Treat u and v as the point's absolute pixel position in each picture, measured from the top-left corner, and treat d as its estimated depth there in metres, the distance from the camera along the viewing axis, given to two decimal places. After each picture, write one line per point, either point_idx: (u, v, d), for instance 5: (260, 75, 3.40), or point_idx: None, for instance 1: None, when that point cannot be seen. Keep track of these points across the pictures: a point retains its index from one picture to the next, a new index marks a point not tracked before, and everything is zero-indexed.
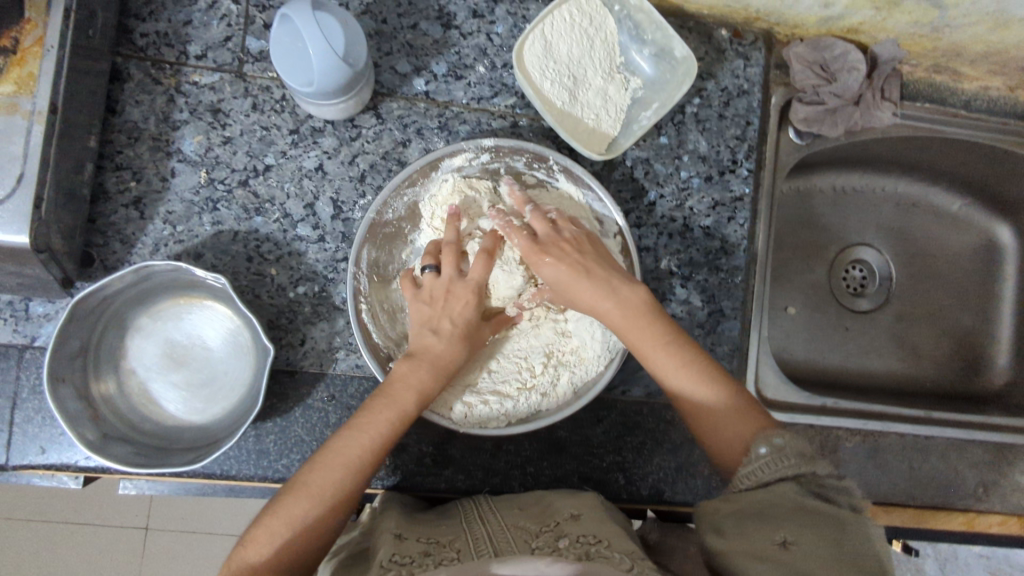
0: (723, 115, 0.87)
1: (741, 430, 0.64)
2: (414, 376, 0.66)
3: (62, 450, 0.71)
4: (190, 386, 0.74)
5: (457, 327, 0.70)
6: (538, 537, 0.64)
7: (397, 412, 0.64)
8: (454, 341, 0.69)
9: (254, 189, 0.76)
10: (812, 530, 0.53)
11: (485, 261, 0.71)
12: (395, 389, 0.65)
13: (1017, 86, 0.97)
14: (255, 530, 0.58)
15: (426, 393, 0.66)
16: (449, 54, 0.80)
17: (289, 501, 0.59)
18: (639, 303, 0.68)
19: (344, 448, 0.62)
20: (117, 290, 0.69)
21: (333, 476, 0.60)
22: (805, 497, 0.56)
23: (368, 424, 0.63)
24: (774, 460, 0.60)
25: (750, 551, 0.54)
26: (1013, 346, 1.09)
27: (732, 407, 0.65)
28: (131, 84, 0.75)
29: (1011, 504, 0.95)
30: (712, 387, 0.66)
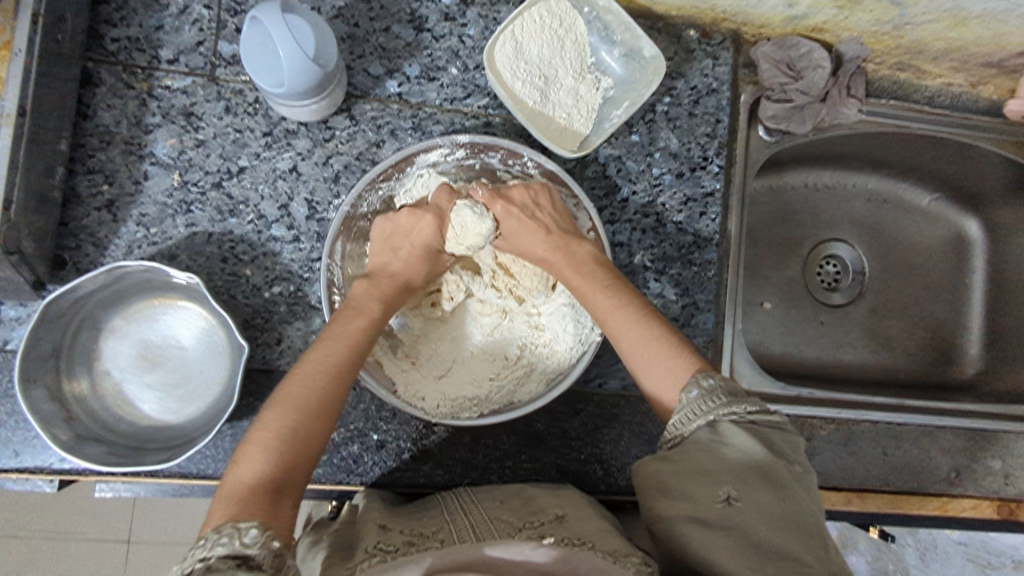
0: (693, 113, 0.88)
1: (674, 365, 0.65)
2: (375, 291, 0.69)
3: (37, 454, 0.71)
4: (165, 386, 0.74)
5: (417, 249, 0.72)
6: (521, 531, 0.64)
7: (366, 320, 0.66)
8: (413, 259, 0.72)
9: (228, 190, 0.77)
10: (755, 486, 0.55)
11: (449, 194, 0.75)
12: (359, 303, 0.68)
13: (979, 82, 0.99)
14: (245, 449, 0.55)
15: (387, 307, 0.69)
16: (422, 56, 0.81)
17: (276, 412, 0.57)
18: (584, 255, 0.73)
19: (320, 357, 0.62)
20: (89, 291, 0.69)
21: (317, 382, 0.59)
22: (747, 451, 0.57)
23: (337, 335, 0.64)
24: (704, 403, 0.61)
25: (696, 513, 0.55)
26: (983, 336, 1.11)
27: (666, 347, 0.66)
28: (103, 89, 0.75)
29: (984, 488, 0.97)
30: (646, 328, 0.67)
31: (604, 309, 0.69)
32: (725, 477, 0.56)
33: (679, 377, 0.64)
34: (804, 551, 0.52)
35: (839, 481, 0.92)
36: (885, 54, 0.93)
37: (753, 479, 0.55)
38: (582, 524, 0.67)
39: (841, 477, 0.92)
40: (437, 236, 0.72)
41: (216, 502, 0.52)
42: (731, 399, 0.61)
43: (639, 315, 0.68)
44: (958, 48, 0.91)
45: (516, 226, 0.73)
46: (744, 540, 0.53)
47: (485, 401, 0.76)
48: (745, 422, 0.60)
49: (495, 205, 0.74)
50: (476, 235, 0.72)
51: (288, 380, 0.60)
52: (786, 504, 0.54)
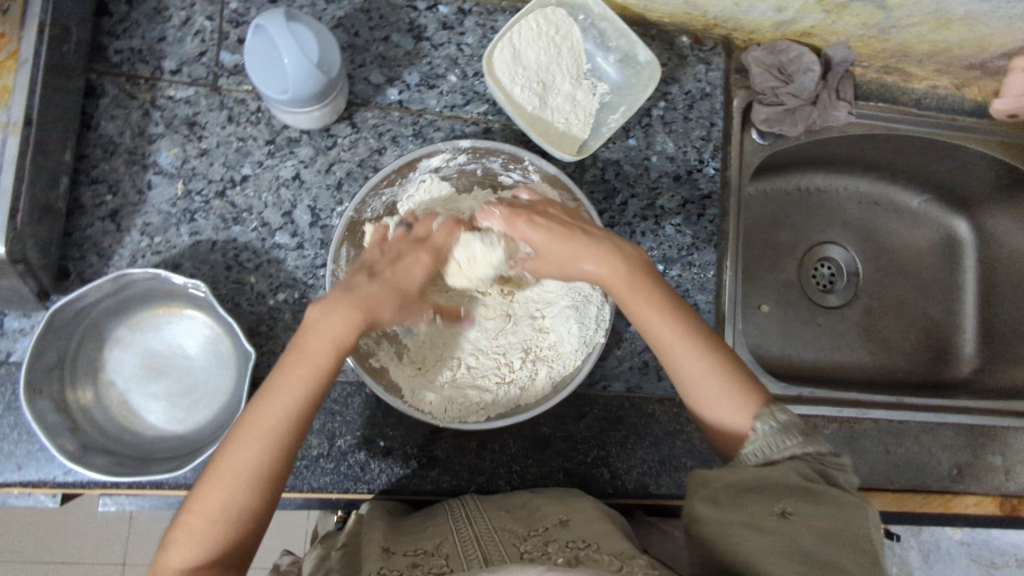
0: (688, 117, 0.90)
1: (739, 396, 0.64)
2: (332, 326, 0.60)
3: (40, 467, 0.70)
4: (170, 395, 0.74)
5: (398, 279, 0.66)
6: (526, 541, 0.64)
7: (312, 367, 0.59)
8: (388, 287, 0.65)
9: (231, 198, 0.77)
10: (812, 505, 0.55)
11: (451, 227, 0.73)
12: (309, 343, 0.60)
13: (963, 84, 1.02)
14: (177, 532, 0.54)
15: (343, 339, 0.60)
16: (421, 65, 0.83)
17: (205, 493, 0.55)
18: (639, 265, 0.69)
19: (257, 419, 0.57)
20: (94, 300, 0.69)
21: (250, 453, 0.56)
22: (808, 477, 0.57)
23: (283, 387, 0.59)
24: (778, 439, 0.60)
25: (749, 523, 0.55)
26: (977, 334, 1.13)
27: (726, 376, 0.64)
28: (106, 100, 0.76)
29: (986, 485, 0.97)
30: (711, 356, 0.65)
31: (664, 332, 0.67)
32: (782, 493, 0.56)
33: (746, 409, 0.63)
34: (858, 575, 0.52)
35: None
36: (871, 58, 0.96)
37: (810, 499, 0.56)
38: (587, 526, 0.67)
39: None
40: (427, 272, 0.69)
41: None
42: (804, 438, 0.60)
43: (701, 342, 0.66)
44: (942, 51, 0.93)
45: (554, 242, 0.68)
46: (794, 552, 0.53)
47: (491, 404, 0.76)
48: (811, 457, 0.60)
49: (518, 223, 0.69)
50: (485, 265, 0.72)
51: (224, 449, 0.56)
52: (844, 526, 0.54)
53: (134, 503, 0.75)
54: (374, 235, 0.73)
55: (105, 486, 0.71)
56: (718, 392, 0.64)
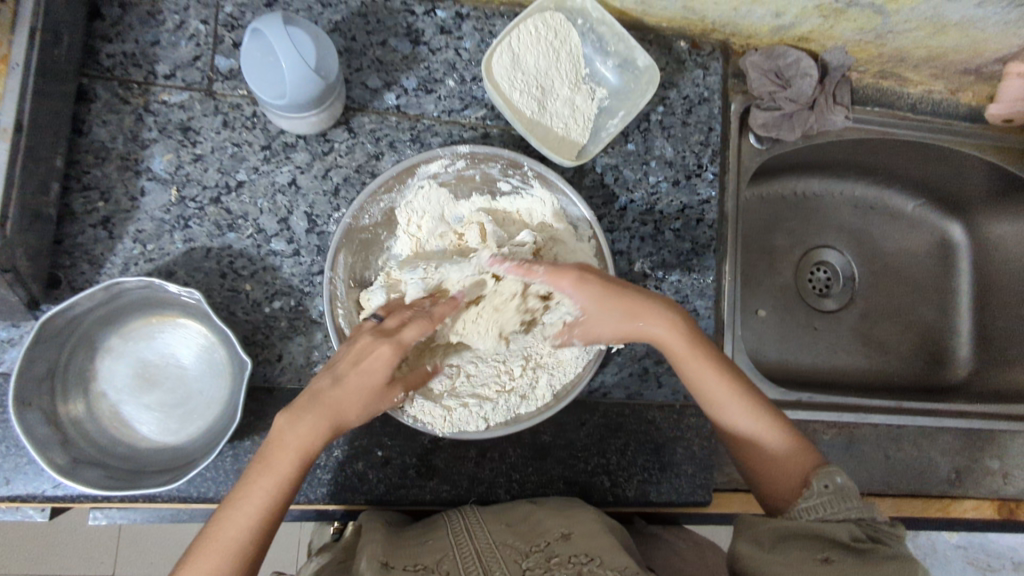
0: (686, 122, 0.90)
1: (795, 457, 0.67)
2: (293, 434, 0.59)
3: (29, 480, 0.69)
4: (163, 406, 0.72)
5: (365, 381, 0.61)
6: (528, 558, 0.63)
7: (274, 479, 0.59)
8: (354, 391, 0.61)
9: (226, 205, 0.76)
10: (859, 557, 0.56)
11: (422, 324, 0.63)
12: (271, 454, 0.59)
13: (957, 89, 1.03)
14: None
15: (309, 447, 0.60)
16: (419, 69, 0.82)
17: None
18: (692, 327, 0.72)
19: (220, 532, 0.57)
20: (86, 310, 0.67)
21: (206, 567, 0.55)
22: (860, 536, 0.58)
23: (245, 500, 0.58)
24: (832, 502, 0.61)
25: (792, 563, 0.57)
26: (973, 338, 1.13)
27: (782, 438, 0.69)
28: (98, 105, 0.74)
29: (983, 488, 0.98)
30: (763, 421, 0.70)
31: (722, 395, 0.70)
32: (829, 546, 0.58)
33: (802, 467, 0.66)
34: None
35: None
36: (868, 63, 0.96)
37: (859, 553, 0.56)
38: (589, 539, 0.66)
39: None
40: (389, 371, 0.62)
41: None
42: (862, 507, 0.60)
43: (756, 405, 0.70)
44: (937, 56, 0.94)
45: (606, 299, 0.69)
46: None
47: (491, 413, 0.75)
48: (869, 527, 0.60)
49: (563, 279, 0.67)
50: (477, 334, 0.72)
51: (186, 560, 0.56)
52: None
53: (126, 516, 0.73)
54: (353, 327, 0.68)
55: (97, 499, 0.69)
56: (774, 454, 0.68)
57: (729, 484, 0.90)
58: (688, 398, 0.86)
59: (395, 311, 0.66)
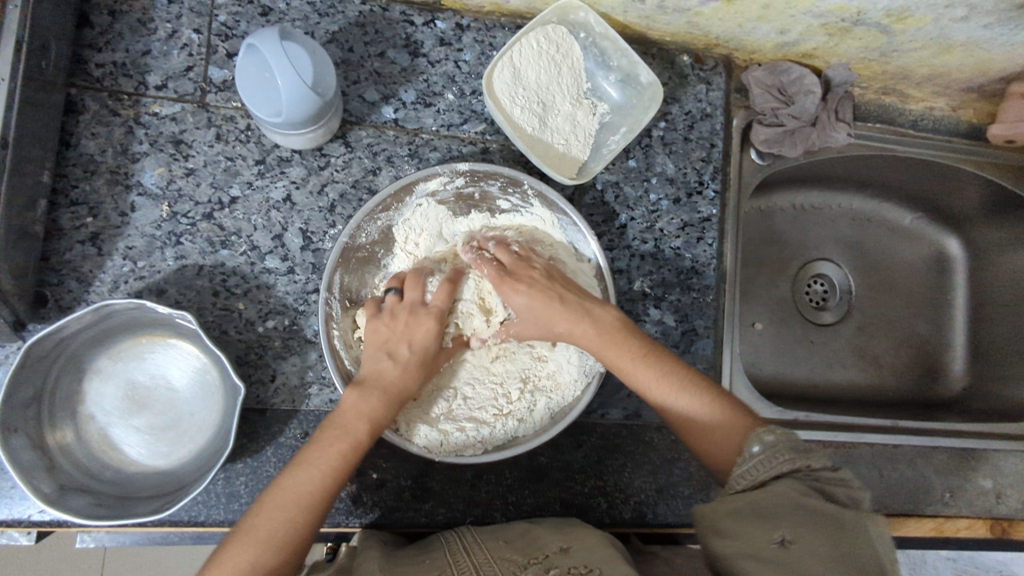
0: (688, 138, 0.89)
1: (733, 427, 0.63)
2: (366, 403, 0.64)
3: (14, 504, 0.67)
4: (154, 429, 0.70)
5: (413, 351, 0.68)
6: (526, 569, 0.62)
7: (350, 443, 0.61)
8: (409, 366, 0.67)
9: (219, 221, 0.74)
10: (812, 527, 0.52)
11: (448, 288, 0.72)
12: (347, 419, 0.63)
13: (959, 106, 1.02)
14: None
15: (377, 419, 0.64)
16: (418, 82, 0.80)
17: (235, 549, 0.55)
18: (612, 321, 0.69)
19: (292, 486, 0.58)
20: (74, 331, 0.65)
21: (282, 518, 0.56)
22: (805, 495, 0.55)
23: (318, 459, 0.60)
24: (762, 460, 0.59)
25: (751, 555, 0.53)
26: (968, 353, 1.13)
27: (718, 412, 0.65)
28: (87, 117, 0.72)
29: (977, 508, 0.97)
30: (694, 395, 0.66)
31: (648, 380, 0.67)
32: (781, 518, 0.54)
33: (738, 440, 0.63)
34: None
35: None
36: (871, 79, 0.95)
37: (809, 518, 0.53)
38: (588, 552, 0.65)
39: None
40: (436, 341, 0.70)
41: None
42: (793, 454, 0.58)
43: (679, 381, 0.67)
44: (941, 74, 0.93)
45: (536, 306, 0.69)
46: None
47: (489, 436, 0.74)
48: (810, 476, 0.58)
49: (502, 285, 0.70)
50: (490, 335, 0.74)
51: (259, 508, 0.57)
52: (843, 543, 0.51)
53: (114, 540, 0.72)
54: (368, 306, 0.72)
55: (83, 525, 0.67)
56: (712, 431, 0.64)
57: None
58: None
59: (410, 279, 0.72)
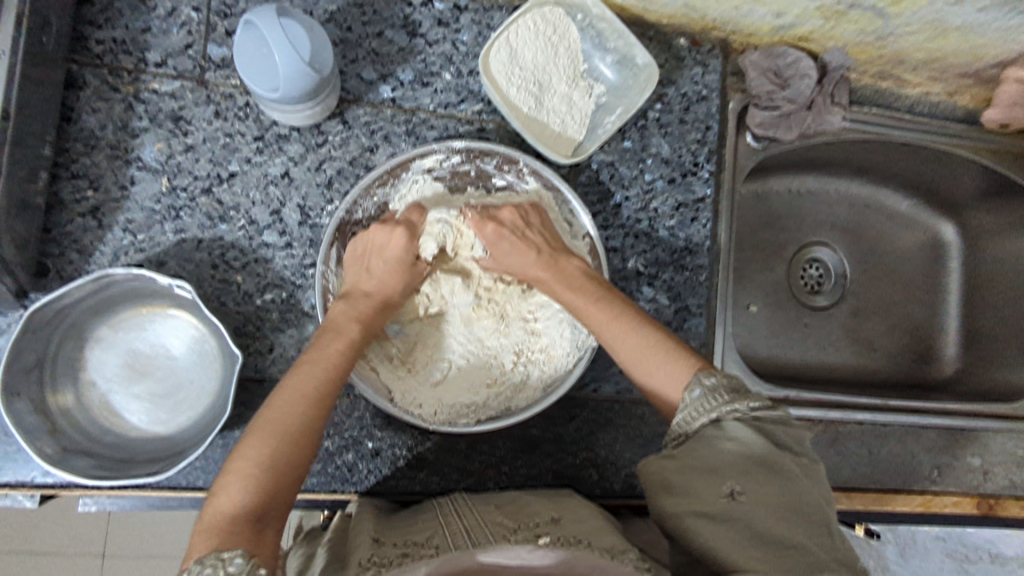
0: (684, 120, 0.89)
1: (674, 368, 0.66)
2: (353, 311, 0.69)
3: (18, 468, 0.70)
4: (153, 396, 0.73)
5: (387, 262, 0.72)
6: (517, 532, 0.64)
7: (345, 340, 0.66)
8: (387, 276, 0.72)
9: (218, 196, 0.75)
10: (759, 479, 0.56)
11: (420, 210, 0.75)
12: (339, 323, 0.67)
13: (955, 92, 1.02)
14: (227, 481, 0.54)
15: (365, 322, 0.69)
16: (415, 62, 0.81)
17: (256, 441, 0.56)
18: (574, 271, 0.74)
19: (297, 382, 0.61)
20: (75, 300, 0.67)
21: (296, 409, 0.59)
22: (749, 444, 0.58)
23: (317, 357, 0.64)
24: (705, 400, 0.62)
25: (703, 510, 0.56)
26: (960, 337, 1.14)
27: (657, 352, 0.67)
28: (87, 92, 0.73)
29: (964, 485, 0.99)
30: (635, 335, 0.68)
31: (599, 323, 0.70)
32: (729, 471, 0.57)
33: (679, 378, 0.65)
34: (813, 545, 0.53)
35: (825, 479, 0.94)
36: (867, 64, 0.95)
37: (754, 469, 0.57)
38: (576, 522, 0.67)
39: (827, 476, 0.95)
40: (410, 245, 0.73)
41: (193, 539, 0.51)
42: (734, 396, 0.62)
43: (633, 324, 0.69)
44: (936, 59, 0.93)
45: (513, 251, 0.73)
46: (749, 532, 0.54)
47: (481, 406, 0.77)
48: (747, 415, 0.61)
49: (485, 227, 0.74)
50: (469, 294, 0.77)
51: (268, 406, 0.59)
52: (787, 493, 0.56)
53: (115, 504, 0.74)
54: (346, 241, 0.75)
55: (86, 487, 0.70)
56: (651, 370, 0.67)
57: None
58: None
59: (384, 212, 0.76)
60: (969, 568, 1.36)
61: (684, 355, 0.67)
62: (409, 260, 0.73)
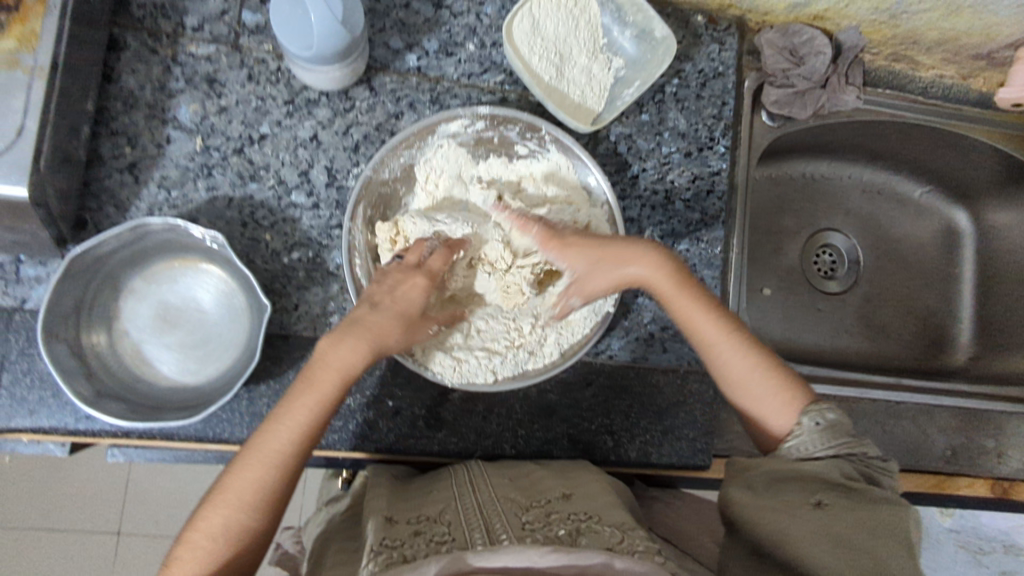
0: (701, 95, 0.91)
1: (787, 398, 0.68)
2: (336, 354, 0.63)
3: (52, 413, 0.71)
4: (183, 347, 0.75)
5: (393, 307, 0.67)
6: (528, 512, 0.62)
7: (317, 395, 0.63)
8: (391, 316, 0.66)
9: (249, 156, 0.78)
10: (850, 499, 0.59)
11: (446, 252, 0.71)
12: (315, 372, 0.63)
13: (969, 75, 1.04)
14: (181, 550, 0.58)
15: (348, 371, 0.64)
16: (441, 32, 0.84)
17: (210, 513, 0.59)
18: (680, 271, 0.72)
19: (258, 446, 0.61)
20: (112, 248, 0.70)
21: (250, 476, 0.60)
22: (850, 474, 0.61)
23: (284, 415, 0.62)
24: (819, 437, 0.64)
25: (787, 509, 0.60)
26: (974, 322, 1.13)
27: (770, 378, 0.68)
28: (128, 54, 0.76)
29: (978, 466, 0.99)
30: (755, 357, 0.69)
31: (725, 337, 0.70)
32: (821, 486, 0.61)
33: (789, 411, 0.67)
34: (889, 561, 0.56)
35: None
36: (881, 44, 0.98)
37: (847, 488, 0.60)
38: (589, 500, 0.66)
39: None
40: (422, 295, 0.69)
41: None
42: (852, 442, 0.64)
43: (752, 347, 0.70)
44: (950, 39, 0.95)
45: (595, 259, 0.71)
46: (830, 536, 0.57)
47: (500, 366, 0.78)
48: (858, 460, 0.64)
49: (551, 243, 0.71)
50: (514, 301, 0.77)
51: (230, 470, 0.61)
52: (879, 517, 0.58)
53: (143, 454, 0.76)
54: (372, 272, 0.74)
55: (116, 433, 0.72)
56: (760, 391, 0.68)
57: (728, 450, 0.91)
58: (691, 364, 0.88)
59: (414, 245, 0.72)
60: (983, 561, 1.36)
61: (801, 391, 0.68)
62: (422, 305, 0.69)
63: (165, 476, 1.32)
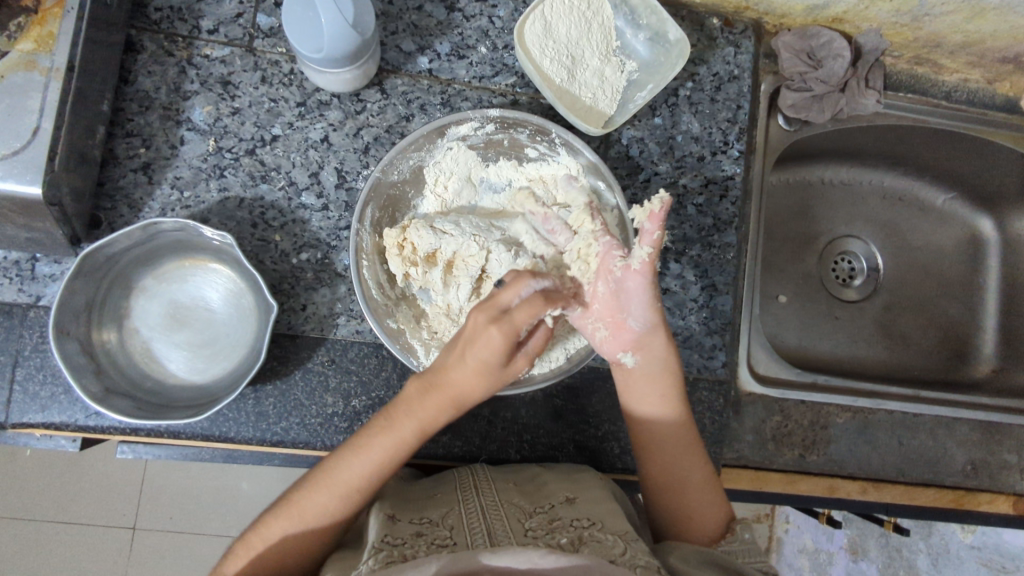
0: (715, 99, 0.90)
1: (720, 507, 0.71)
2: (422, 405, 0.65)
3: (64, 409, 0.72)
4: (193, 346, 0.76)
5: (471, 366, 0.62)
6: (531, 518, 0.62)
7: (395, 441, 0.64)
8: (468, 373, 0.62)
9: (261, 157, 0.79)
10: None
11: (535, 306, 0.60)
12: (400, 416, 0.65)
13: (995, 78, 1.01)
14: (241, 544, 0.62)
15: (430, 424, 0.65)
16: (452, 35, 0.84)
17: (273, 520, 0.63)
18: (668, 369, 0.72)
19: (334, 471, 0.64)
20: (124, 246, 0.71)
21: (320, 500, 0.63)
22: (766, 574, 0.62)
23: (367, 449, 0.64)
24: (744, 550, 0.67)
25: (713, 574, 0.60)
26: (998, 333, 1.09)
27: (711, 485, 0.72)
28: (145, 56, 0.77)
29: (1001, 482, 0.96)
30: (699, 461, 0.73)
31: (654, 411, 0.73)
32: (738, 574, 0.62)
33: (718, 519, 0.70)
34: None
35: (853, 468, 0.92)
36: (903, 47, 0.95)
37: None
38: (594, 505, 0.65)
39: (855, 466, 0.92)
40: (502, 359, 0.61)
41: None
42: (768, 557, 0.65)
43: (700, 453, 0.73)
44: (974, 42, 0.93)
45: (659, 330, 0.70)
46: None
47: None
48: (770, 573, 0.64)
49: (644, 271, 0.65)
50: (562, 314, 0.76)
51: (301, 482, 0.64)
52: None
53: (149, 452, 0.77)
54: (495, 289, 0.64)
55: (124, 431, 0.73)
56: (701, 496, 0.71)
57: (738, 461, 0.89)
58: (700, 372, 0.88)
59: (516, 282, 0.61)
60: None
61: (723, 508, 0.71)
62: (493, 368, 0.62)
63: (180, 471, 1.35)
